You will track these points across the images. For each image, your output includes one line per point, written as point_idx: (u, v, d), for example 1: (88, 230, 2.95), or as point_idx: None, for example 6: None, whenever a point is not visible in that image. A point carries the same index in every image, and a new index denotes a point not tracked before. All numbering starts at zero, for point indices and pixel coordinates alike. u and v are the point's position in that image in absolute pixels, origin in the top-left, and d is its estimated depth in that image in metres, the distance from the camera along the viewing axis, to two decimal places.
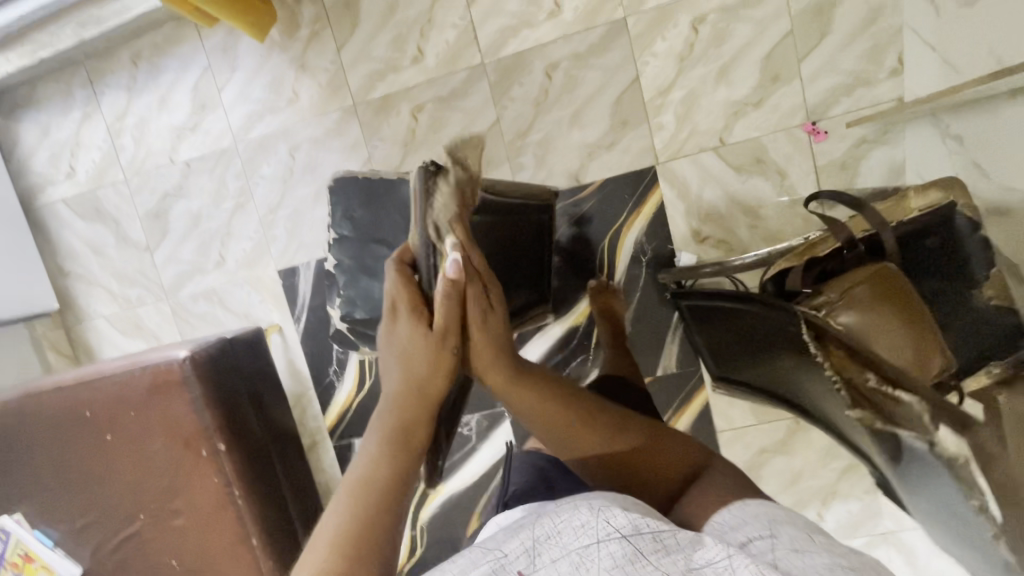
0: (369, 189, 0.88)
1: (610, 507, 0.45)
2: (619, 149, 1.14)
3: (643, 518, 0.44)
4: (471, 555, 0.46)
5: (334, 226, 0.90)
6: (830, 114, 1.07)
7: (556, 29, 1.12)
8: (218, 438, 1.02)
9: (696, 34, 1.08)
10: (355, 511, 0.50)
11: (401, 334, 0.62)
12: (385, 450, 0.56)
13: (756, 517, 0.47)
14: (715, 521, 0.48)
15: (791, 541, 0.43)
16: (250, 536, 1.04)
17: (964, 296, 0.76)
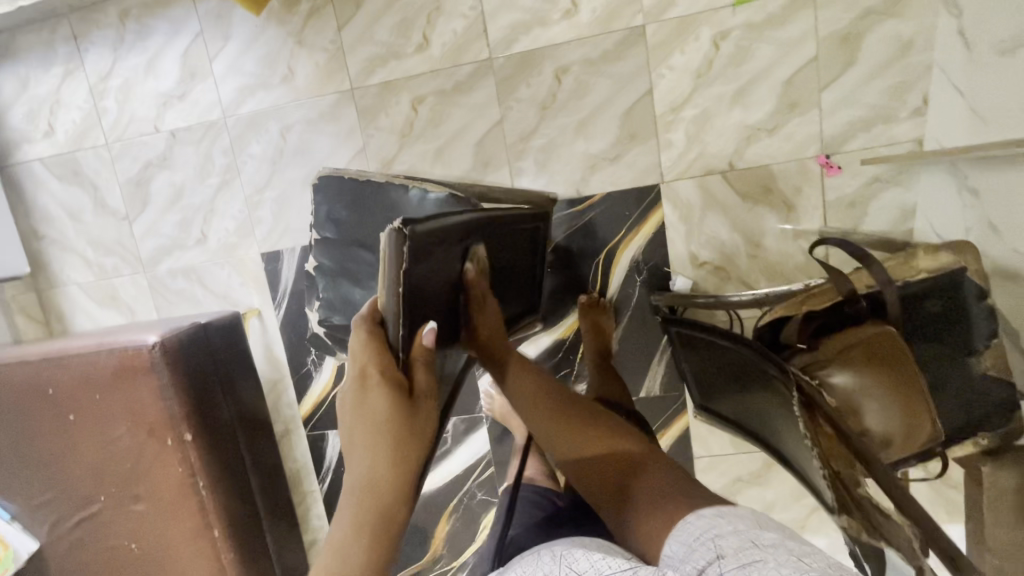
0: (355, 191, 0.85)
1: (574, 553, 0.50)
2: (625, 163, 1.09)
3: (604, 560, 0.48)
4: None
5: (318, 226, 0.88)
6: (845, 149, 1.03)
7: (570, 30, 1.06)
8: (184, 427, 0.99)
9: (716, 50, 1.03)
10: None
11: (374, 406, 0.58)
12: (355, 536, 0.54)
13: (702, 539, 0.46)
14: (671, 554, 0.48)
15: (738, 554, 0.42)
16: (211, 526, 1.03)
17: (963, 364, 0.73)
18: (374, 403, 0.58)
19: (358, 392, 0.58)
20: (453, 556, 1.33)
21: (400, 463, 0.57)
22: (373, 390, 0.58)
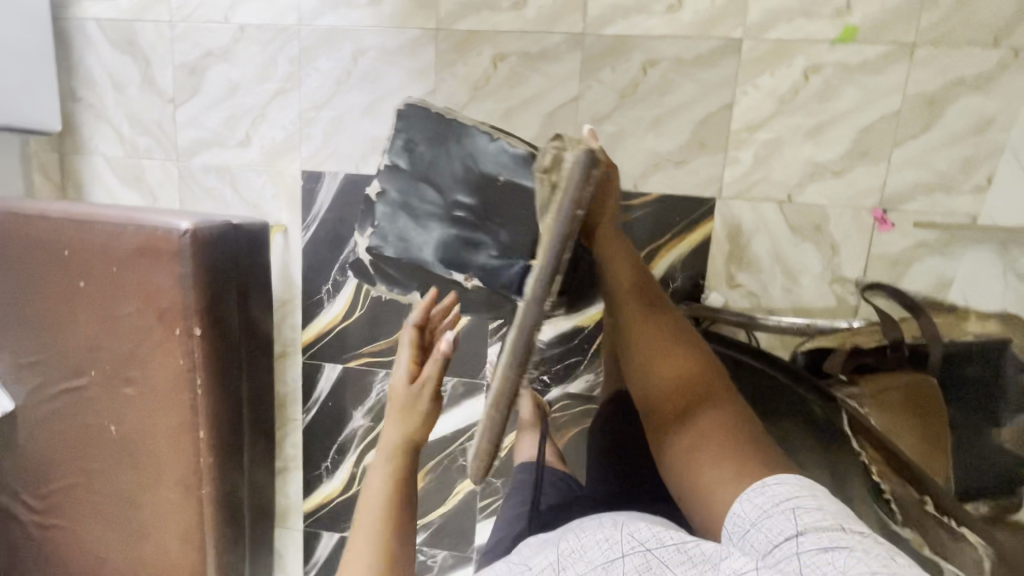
0: (439, 127, 0.89)
1: (634, 523, 0.57)
2: (688, 169, 1.10)
3: (665, 533, 0.55)
4: (514, 562, 0.59)
5: (390, 153, 0.91)
6: (902, 207, 1.05)
7: (669, 25, 1.05)
8: (195, 320, 0.96)
9: (805, 81, 1.03)
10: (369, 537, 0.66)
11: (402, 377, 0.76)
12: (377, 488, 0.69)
13: (779, 507, 0.53)
14: (739, 512, 0.55)
15: (820, 537, 0.48)
16: (198, 427, 1.00)
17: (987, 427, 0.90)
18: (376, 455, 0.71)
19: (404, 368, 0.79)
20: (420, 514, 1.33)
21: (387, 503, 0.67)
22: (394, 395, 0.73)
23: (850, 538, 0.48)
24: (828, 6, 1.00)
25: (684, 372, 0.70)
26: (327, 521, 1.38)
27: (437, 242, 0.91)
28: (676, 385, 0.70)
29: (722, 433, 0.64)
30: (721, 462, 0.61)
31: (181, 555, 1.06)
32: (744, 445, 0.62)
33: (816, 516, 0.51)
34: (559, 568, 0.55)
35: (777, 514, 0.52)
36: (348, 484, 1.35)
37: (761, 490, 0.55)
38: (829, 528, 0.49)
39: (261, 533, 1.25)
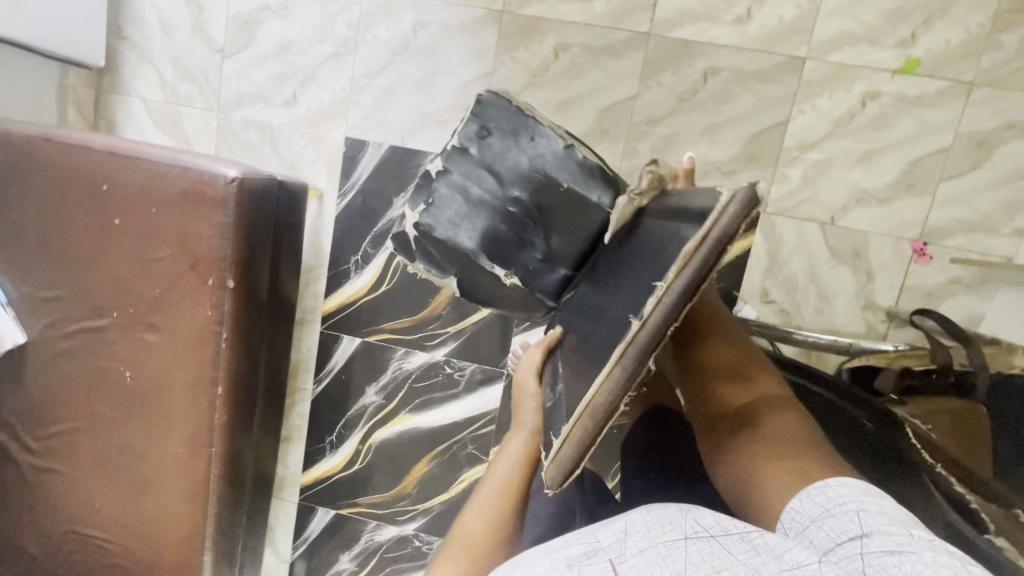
0: (515, 119, 0.84)
1: (700, 510, 0.53)
2: (736, 180, 1.10)
3: (732, 522, 0.50)
4: (571, 538, 0.56)
5: (461, 136, 0.87)
6: (942, 242, 1.06)
7: (735, 36, 1.06)
8: (230, 273, 0.93)
9: (862, 107, 1.05)
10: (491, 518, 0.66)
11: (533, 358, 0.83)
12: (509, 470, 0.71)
13: (839, 507, 0.49)
14: (792, 509, 0.51)
15: (885, 541, 0.45)
16: (216, 383, 0.97)
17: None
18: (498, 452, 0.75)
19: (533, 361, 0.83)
20: (421, 498, 1.31)
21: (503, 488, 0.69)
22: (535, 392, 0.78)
23: (919, 545, 0.44)
24: (893, 36, 1.02)
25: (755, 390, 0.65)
26: (324, 497, 1.35)
27: (484, 232, 0.85)
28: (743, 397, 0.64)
29: (784, 425, 0.60)
30: (772, 440, 0.58)
31: (181, 513, 1.02)
32: (798, 435, 0.58)
33: (883, 521, 0.46)
34: (621, 542, 0.52)
35: (839, 513, 0.48)
36: (350, 460, 1.33)
37: (822, 487, 0.51)
38: (894, 533, 0.45)
39: (258, 501, 1.22)
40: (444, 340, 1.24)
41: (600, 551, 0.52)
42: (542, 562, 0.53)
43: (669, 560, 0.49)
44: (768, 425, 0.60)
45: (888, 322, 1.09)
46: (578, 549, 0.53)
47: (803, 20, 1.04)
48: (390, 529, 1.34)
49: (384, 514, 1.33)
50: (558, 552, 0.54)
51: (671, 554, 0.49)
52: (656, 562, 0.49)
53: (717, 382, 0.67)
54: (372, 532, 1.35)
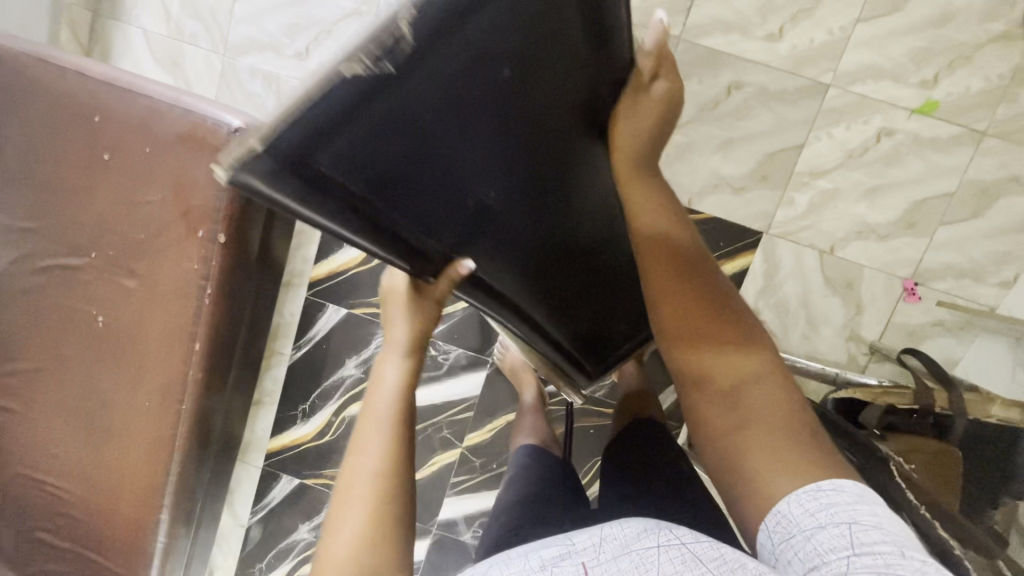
0: None
1: (673, 523, 0.52)
2: (744, 198, 1.10)
3: (704, 533, 0.51)
4: (544, 543, 0.54)
5: None
6: (932, 284, 1.09)
7: (764, 52, 1.05)
8: (222, 227, 0.89)
9: (876, 141, 1.05)
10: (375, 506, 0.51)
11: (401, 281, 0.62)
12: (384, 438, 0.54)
13: (833, 515, 0.44)
14: (780, 511, 0.45)
15: (874, 559, 0.41)
16: (194, 339, 0.93)
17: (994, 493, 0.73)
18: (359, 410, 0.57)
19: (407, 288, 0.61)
20: None
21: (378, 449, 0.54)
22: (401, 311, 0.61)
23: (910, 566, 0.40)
24: (917, 75, 1.03)
25: (739, 368, 0.49)
26: (290, 465, 1.33)
27: None
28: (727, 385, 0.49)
29: (767, 397, 0.48)
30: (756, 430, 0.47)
31: (143, 466, 0.98)
32: (785, 416, 0.48)
33: (877, 537, 0.42)
34: (596, 547, 0.51)
35: (830, 526, 0.43)
36: (322, 431, 1.30)
37: (813, 492, 0.45)
38: (886, 550, 0.41)
39: (221, 462, 1.19)
40: None
41: (574, 553, 0.51)
42: (515, 563, 0.52)
43: (642, 568, 0.48)
44: (749, 400, 0.48)
45: (869, 355, 1.12)
46: (553, 551, 0.52)
47: (832, 46, 1.03)
48: None
49: None
50: (532, 553, 0.53)
51: (644, 562, 0.48)
52: (630, 570, 0.48)
53: (684, 344, 0.51)
54: None
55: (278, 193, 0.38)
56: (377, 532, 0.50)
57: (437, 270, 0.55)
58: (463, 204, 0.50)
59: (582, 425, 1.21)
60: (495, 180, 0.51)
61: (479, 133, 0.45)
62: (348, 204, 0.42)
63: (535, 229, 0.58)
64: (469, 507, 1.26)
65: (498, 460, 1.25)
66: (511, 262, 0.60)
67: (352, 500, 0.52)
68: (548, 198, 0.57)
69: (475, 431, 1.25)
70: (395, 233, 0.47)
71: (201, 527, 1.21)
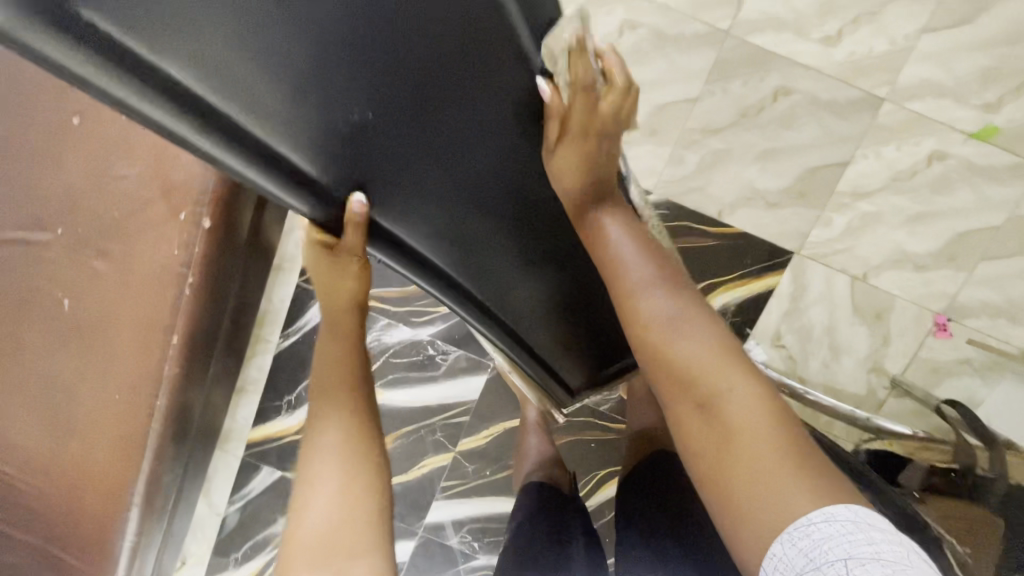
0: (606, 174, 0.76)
1: None
2: (778, 214, 1.02)
3: None
4: None
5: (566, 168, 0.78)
6: (964, 320, 1.03)
7: (819, 57, 0.96)
8: (207, 209, 0.82)
9: (927, 165, 0.98)
10: (346, 472, 0.54)
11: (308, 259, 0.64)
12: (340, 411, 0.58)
13: (829, 554, 0.39)
14: (773, 555, 0.41)
15: None
16: (171, 330, 0.84)
17: None
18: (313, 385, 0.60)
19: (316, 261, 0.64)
20: None
21: (340, 423, 0.57)
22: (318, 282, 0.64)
23: None
24: (980, 96, 0.94)
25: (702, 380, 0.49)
26: (271, 456, 1.26)
27: None
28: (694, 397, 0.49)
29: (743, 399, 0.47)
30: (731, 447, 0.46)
31: (109, 464, 0.89)
32: (762, 435, 0.45)
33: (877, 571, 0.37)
34: None
35: (826, 567, 0.39)
36: None
37: (804, 530, 0.41)
38: None
39: (199, 452, 1.12)
40: (433, 321, 1.18)
41: None
42: None
43: None
44: (724, 415, 0.47)
45: (889, 390, 1.06)
46: None
47: (893, 57, 0.94)
48: None
49: None
50: None
51: None
52: None
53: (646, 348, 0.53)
54: None
55: (56, 59, 0.31)
56: (350, 495, 0.53)
57: (323, 203, 0.49)
58: (335, 119, 0.43)
59: (583, 439, 1.15)
60: (377, 91, 0.43)
61: (335, 23, 0.38)
62: (160, 87, 0.35)
63: (447, 170, 0.51)
64: (458, 514, 1.21)
65: (492, 468, 1.19)
66: (422, 206, 0.53)
67: (320, 477, 0.54)
68: (462, 134, 0.49)
69: (469, 436, 1.19)
70: (245, 138, 0.41)
71: (174, 519, 1.14)
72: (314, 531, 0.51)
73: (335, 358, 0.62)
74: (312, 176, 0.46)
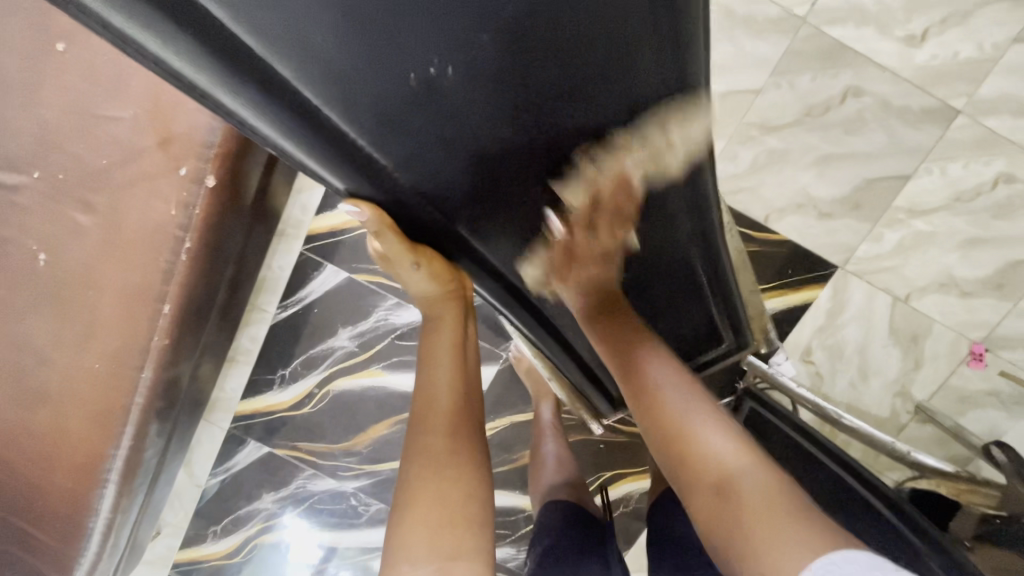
0: None
1: None
2: (828, 224, 0.96)
3: None
4: None
5: None
6: (1000, 351, 0.98)
7: (896, 58, 0.90)
8: (211, 167, 0.72)
9: (991, 187, 0.93)
10: (455, 480, 0.50)
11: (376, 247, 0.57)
12: (448, 411, 0.53)
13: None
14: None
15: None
16: (163, 301, 0.75)
17: None
18: (416, 378, 0.55)
19: (391, 262, 0.57)
20: (371, 459, 1.17)
21: (451, 423, 0.52)
22: (396, 274, 0.59)
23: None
24: None
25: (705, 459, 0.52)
26: (258, 430, 1.18)
27: None
28: (706, 464, 0.52)
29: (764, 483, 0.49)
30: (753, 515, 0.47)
31: (81, 442, 0.78)
32: (781, 512, 0.46)
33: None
34: None
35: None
36: (301, 401, 1.16)
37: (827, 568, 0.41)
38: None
39: (188, 420, 1.05)
40: None
41: None
42: None
43: None
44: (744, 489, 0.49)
45: (912, 415, 1.00)
46: None
47: (977, 65, 0.89)
48: (325, 482, 1.19)
49: (324, 465, 1.18)
50: None
51: None
52: None
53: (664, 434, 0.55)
54: (306, 480, 1.19)
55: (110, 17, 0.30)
56: (457, 503, 0.49)
57: (370, 178, 0.44)
58: (404, 79, 0.36)
59: (593, 440, 1.09)
60: (453, 47, 0.35)
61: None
62: (175, 15, 0.30)
63: (518, 148, 0.43)
64: None
65: (494, 460, 1.14)
66: (474, 186, 0.46)
67: (423, 474, 0.50)
68: (538, 105, 0.40)
69: None
70: (278, 93, 0.36)
71: (154, 494, 1.05)
72: (421, 542, 0.47)
73: (449, 347, 0.57)
74: (356, 146, 0.41)
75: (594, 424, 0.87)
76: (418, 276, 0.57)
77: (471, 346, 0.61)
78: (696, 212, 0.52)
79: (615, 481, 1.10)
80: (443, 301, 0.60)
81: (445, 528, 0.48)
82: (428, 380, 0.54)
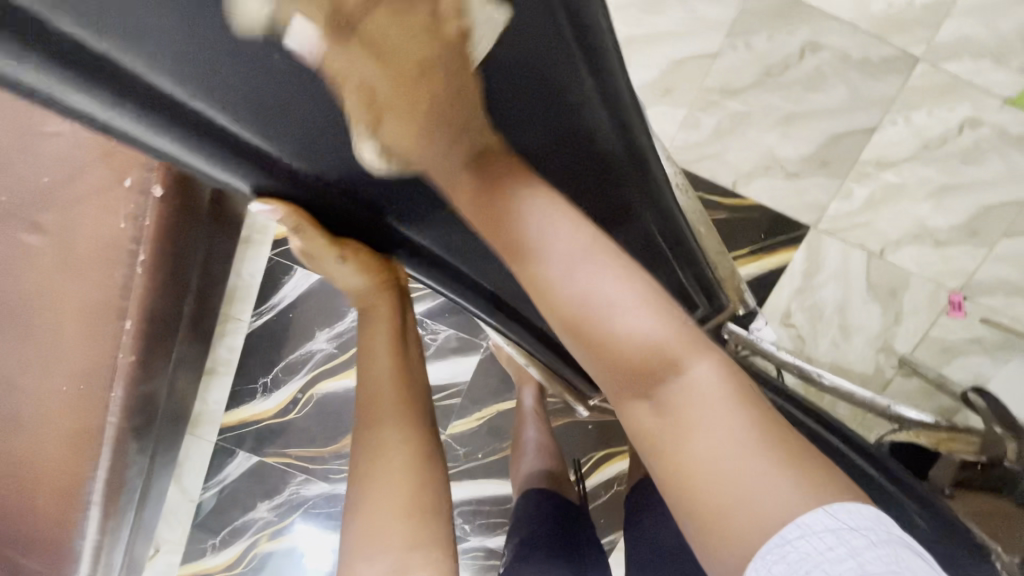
0: None
1: None
2: (797, 183, 0.95)
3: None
4: None
5: None
6: (979, 297, 0.98)
7: (851, 10, 0.89)
8: (157, 175, 0.69)
9: (957, 133, 0.92)
10: (405, 478, 0.49)
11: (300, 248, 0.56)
12: (394, 408, 0.52)
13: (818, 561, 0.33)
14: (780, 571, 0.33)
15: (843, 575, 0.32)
16: (126, 317, 0.73)
17: None
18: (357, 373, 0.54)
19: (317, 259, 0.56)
20: None
21: (399, 420, 0.51)
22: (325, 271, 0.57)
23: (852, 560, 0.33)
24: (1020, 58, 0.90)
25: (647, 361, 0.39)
26: (248, 440, 1.17)
27: None
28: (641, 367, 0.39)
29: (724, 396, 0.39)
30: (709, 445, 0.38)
31: (55, 468, 0.77)
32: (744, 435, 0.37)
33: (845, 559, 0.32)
34: None
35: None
36: (287, 407, 1.15)
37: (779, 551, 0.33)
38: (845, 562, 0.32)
39: (171, 435, 1.04)
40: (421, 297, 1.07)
41: None
42: None
43: None
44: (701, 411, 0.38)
45: (896, 368, 0.99)
46: None
47: (933, 10, 0.88)
48: (318, 486, 1.19)
49: (316, 469, 1.18)
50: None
51: None
52: None
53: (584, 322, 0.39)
54: (299, 485, 1.19)
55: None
56: (412, 499, 0.48)
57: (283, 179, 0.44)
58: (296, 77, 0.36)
59: (580, 421, 1.09)
60: None
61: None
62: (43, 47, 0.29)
63: None
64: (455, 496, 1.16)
65: (484, 450, 1.14)
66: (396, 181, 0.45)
67: (374, 474, 0.49)
68: None
69: (462, 418, 1.12)
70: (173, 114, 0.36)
71: (144, 512, 1.05)
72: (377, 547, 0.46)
73: (387, 340, 0.56)
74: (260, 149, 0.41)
75: (576, 406, 0.87)
76: (351, 271, 0.56)
77: (413, 339, 0.60)
78: (639, 191, 0.50)
79: (605, 460, 1.10)
80: (376, 292, 0.58)
81: (398, 522, 0.47)
82: (370, 377, 0.53)
